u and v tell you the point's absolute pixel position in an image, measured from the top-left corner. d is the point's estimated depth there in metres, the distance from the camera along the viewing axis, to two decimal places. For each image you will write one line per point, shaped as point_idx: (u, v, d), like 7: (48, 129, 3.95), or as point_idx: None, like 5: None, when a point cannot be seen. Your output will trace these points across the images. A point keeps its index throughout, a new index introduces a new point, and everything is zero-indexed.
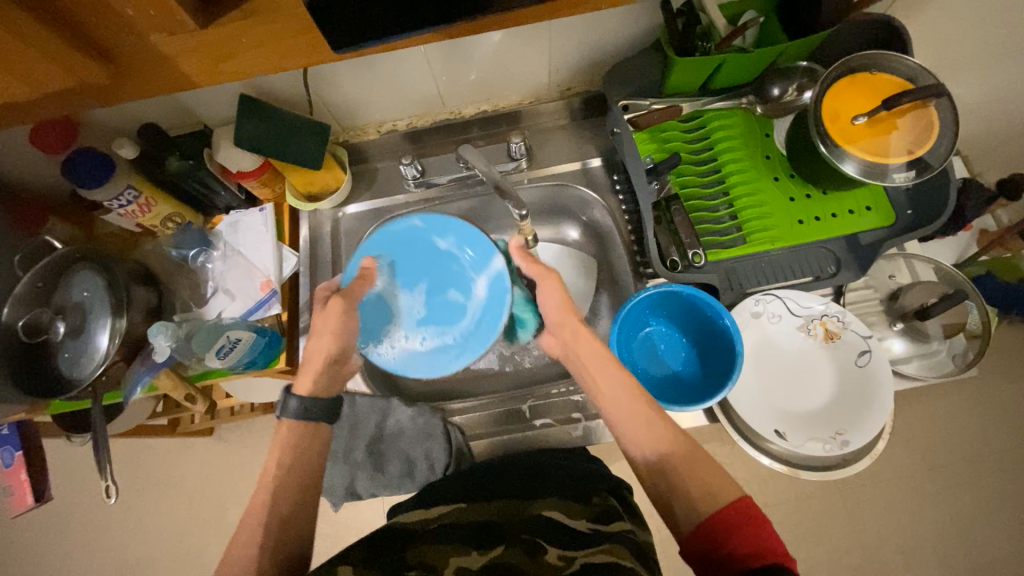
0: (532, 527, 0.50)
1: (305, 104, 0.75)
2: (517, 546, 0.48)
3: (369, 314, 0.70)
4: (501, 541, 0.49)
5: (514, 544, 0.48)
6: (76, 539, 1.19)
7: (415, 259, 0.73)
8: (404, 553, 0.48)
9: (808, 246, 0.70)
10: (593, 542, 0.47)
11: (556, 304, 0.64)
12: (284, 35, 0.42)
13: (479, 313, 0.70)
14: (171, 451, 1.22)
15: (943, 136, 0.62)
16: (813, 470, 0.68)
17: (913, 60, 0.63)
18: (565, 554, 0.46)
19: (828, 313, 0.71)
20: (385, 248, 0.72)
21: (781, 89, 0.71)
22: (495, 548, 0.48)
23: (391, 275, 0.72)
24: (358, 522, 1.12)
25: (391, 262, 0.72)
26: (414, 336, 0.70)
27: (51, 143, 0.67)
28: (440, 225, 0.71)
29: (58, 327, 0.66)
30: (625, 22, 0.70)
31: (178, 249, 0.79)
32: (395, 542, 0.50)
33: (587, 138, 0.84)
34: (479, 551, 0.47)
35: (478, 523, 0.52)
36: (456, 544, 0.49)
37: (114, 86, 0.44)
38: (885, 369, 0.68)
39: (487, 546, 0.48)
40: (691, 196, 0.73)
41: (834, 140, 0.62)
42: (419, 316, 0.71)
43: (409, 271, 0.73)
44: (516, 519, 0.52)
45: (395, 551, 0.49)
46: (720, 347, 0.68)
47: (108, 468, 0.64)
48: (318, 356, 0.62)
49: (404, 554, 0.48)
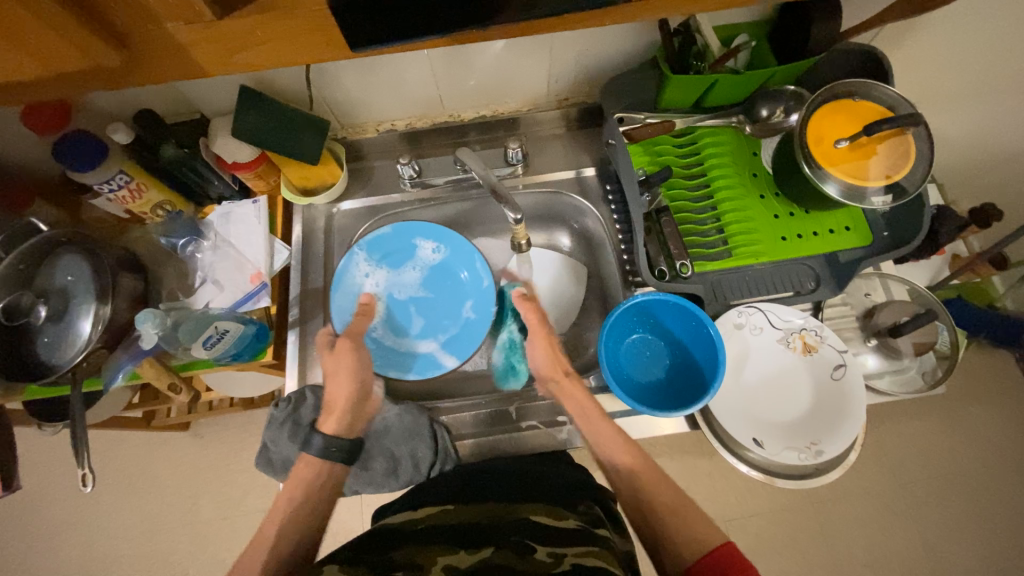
0: (520, 529, 0.51)
1: (305, 99, 0.76)
2: (506, 546, 0.48)
3: (389, 243, 0.80)
4: (489, 541, 0.49)
5: (503, 545, 0.48)
6: (39, 534, 1.15)
7: (442, 280, 0.81)
8: (393, 553, 0.48)
9: (790, 263, 0.73)
10: (581, 544, 0.48)
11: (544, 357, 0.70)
12: (300, 33, 0.43)
13: (382, 352, 0.77)
14: (145, 445, 1.20)
15: (918, 162, 0.65)
16: (788, 478, 0.70)
17: (894, 90, 0.66)
18: (553, 551, 0.47)
19: (807, 327, 0.73)
20: (462, 251, 0.80)
21: (769, 110, 0.73)
22: (483, 549, 0.47)
23: (433, 260, 0.81)
24: (335, 523, 1.11)
25: (444, 257, 0.81)
26: (378, 292, 0.79)
27: (44, 124, 0.66)
28: (483, 300, 0.79)
29: (40, 311, 0.64)
30: (624, 38, 0.72)
31: (168, 238, 0.77)
32: (385, 543, 0.51)
33: (582, 147, 0.86)
34: (468, 550, 0.48)
35: (468, 525, 0.52)
36: (445, 544, 0.49)
37: (125, 71, 0.44)
38: (859, 383, 0.70)
39: (475, 547, 0.48)
40: (680, 209, 0.75)
41: (817, 162, 0.65)
42: (394, 292, 0.80)
43: (435, 282, 0.81)
44: (503, 521, 0.53)
45: (383, 550, 0.49)
46: (702, 355, 0.70)
47: (86, 456, 0.62)
48: (340, 398, 0.65)
49: (392, 554, 0.48)
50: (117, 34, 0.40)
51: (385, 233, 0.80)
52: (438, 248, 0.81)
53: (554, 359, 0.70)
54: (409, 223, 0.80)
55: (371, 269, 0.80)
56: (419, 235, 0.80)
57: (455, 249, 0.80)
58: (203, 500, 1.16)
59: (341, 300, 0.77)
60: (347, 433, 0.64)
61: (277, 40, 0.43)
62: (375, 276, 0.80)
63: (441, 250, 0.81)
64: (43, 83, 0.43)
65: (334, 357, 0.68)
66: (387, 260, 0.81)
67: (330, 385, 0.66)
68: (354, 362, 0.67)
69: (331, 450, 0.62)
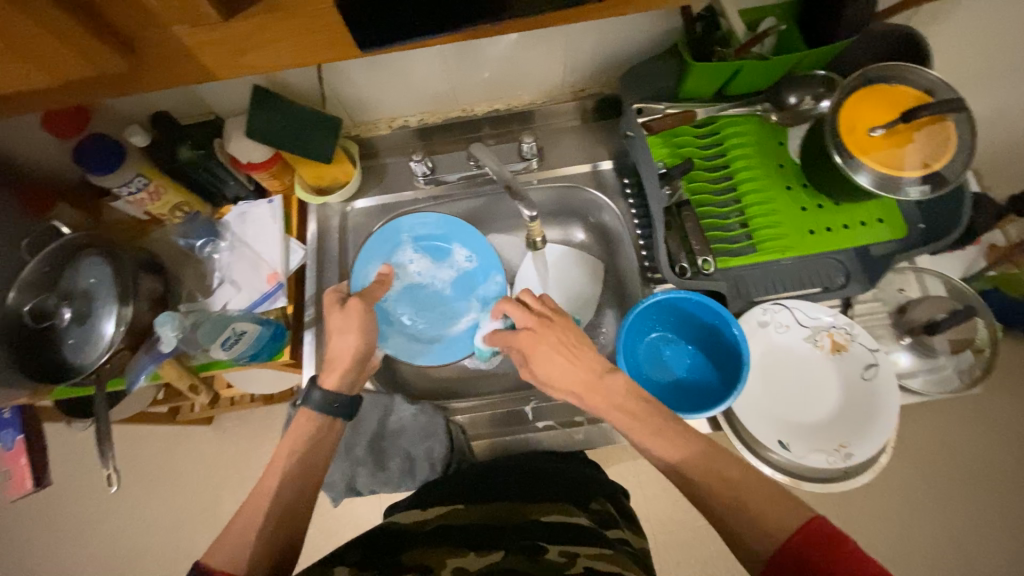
0: (532, 532, 0.50)
1: (317, 98, 0.75)
2: (516, 550, 0.47)
3: (430, 227, 0.82)
4: (499, 545, 0.48)
5: (513, 549, 0.47)
6: (75, 523, 1.19)
7: (470, 289, 0.82)
8: (400, 555, 0.48)
9: (816, 257, 0.70)
10: (593, 545, 0.48)
11: (566, 372, 0.58)
12: (304, 31, 0.42)
13: (385, 321, 0.78)
14: (172, 439, 1.22)
15: (959, 151, 0.61)
16: (816, 482, 0.67)
17: (932, 72, 0.62)
18: (566, 551, 0.46)
19: (836, 325, 0.70)
20: (482, 253, 0.82)
21: (797, 97, 0.69)
22: (494, 552, 0.47)
23: (458, 260, 0.82)
24: (354, 516, 1.12)
25: (467, 257, 0.82)
26: (411, 272, 0.82)
27: (63, 130, 0.67)
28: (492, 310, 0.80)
29: (64, 312, 0.65)
30: (641, 27, 0.69)
31: (186, 239, 0.78)
32: (391, 543, 0.50)
33: (599, 140, 0.83)
34: (478, 552, 0.47)
35: (477, 526, 0.52)
36: (453, 546, 0.49)
37: (131, 77, 0.44)
38: (891, 383, 0.68)
39: (485, 550, 0.48)
40: (701, 203, 0.72)
41: (849, 151, 0.62)
42: (419, 280, 0.82)
43: (461, 287, 0.82)
44: (514, 524, 0.52)
45: (390, 552, 0.49)
46: (727, 355, 0.68)
47: (110, 457, 0.64)
48: (345, 355, 0.64)
49: (401, 555, 0.48)
50: (122, 39, 0.40)
51: (432, 220, 0.81)
52: (471, 257, 0.82)
53: (579, 367, 0.57)
54: (458, 222, 0.81)
55: (416, 254, 0.82)
56: (459, 240, 0.82)
57: (486, 261, 0.82)
58: (225, 494, 1.18)
59: (373, 264, 0.80)
60: (347, 390, 0.64)
61: (281, 40, 0.42)
62: (418, 262, 0.82)
63: (474, 259, 0.82)
64: (56, 91, 0.44)
65: (344, 315, 0.65)
66: (431, 247, 0.83)
67: (334, 341, 0.65)
68: (363, 321, 0.65)
69: (332, 405, 0.62)
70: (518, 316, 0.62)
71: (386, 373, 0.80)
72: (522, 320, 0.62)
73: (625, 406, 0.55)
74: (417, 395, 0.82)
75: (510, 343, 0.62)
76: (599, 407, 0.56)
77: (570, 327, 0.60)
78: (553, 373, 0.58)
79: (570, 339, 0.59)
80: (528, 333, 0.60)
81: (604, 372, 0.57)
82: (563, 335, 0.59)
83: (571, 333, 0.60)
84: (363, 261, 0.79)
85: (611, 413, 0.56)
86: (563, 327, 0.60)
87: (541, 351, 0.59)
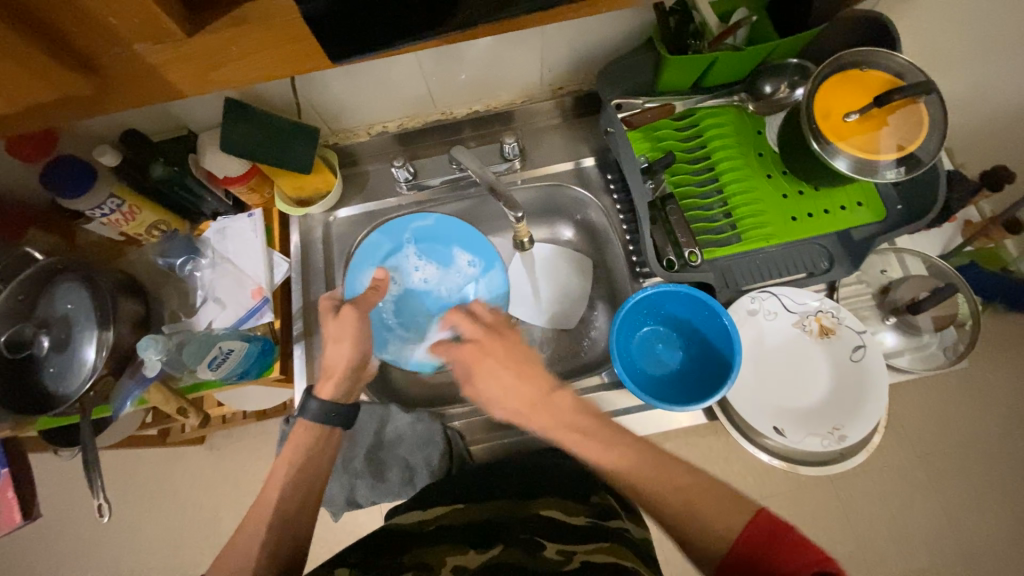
0: (531, 527, 0.51)
1: (293, 108, 0.74)
2: (515, 545, 0.48)
3: (438, 231, 0.81)
4: (498, 539, 0.49)
5: (512, 544, 0.48)
6: (68, 554, 1.17)
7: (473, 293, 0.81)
8: (400, 557, 0.48)
9: (800, 244, 0.71)
10: (592, 541, 0.48)
11: (513, 390, 0.59)
12: (274, 42, 0.41)
13: (382, 327, 0.78)
14: (163, 461, 1.20)
15: (932, 132, 0.62)
16: (812, 466, 0.68)
17: (901, 57, 0.63)
18: (563, 548, 0.46)
19: (823, 309, 0.71)
20: (484, 257, 0.81)
21: (772, 86, 0.72)
22: (493, 548, 0.48)
23: (461, 265, 0.82)
24: (353, 528, 1.11)
25: (471, 261, 0.81)
26: (417, 278, 0.82)
27: (29, 153, 0.64)
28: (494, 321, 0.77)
29: (42, 341, 0.63)
30: (615, 23, 0.69)
31: (165, 257, 0.77)
32: (390, 544, 0.50)
33: (581, 137, 0.83)
34: (477, 550, 0.48)
35: (478, 524, 0.52)
36: (454, 544, 0.49)
37: (98, 98, 0.43)
38: (880, 364, 0.69)
39: (484, 546, 0.48)
40: (685, 194, 0.73)
41: (826, 138, 0.63)
42: (425, 286, 0.82)
43: (466, 293, 0.81)
44: (513, 519, 0.53)
45: (390, 553, 0.48)
46: (721, 348, 0.68)
47: (100, 486, 0.62)
48: (340, 363, 0.63)
49: (402, 557, 0.48)
50: (83, 60, 0.39)
51: (430, 224, 0.81)
52: (475, 263, 0.81)
53: (520, 390, 0.59)
54: (458, 225, 0.80)
55: (421, 262, 0.82)
56: (460, 245, 0.81)
57: (487, 264, 0.80)
58: (221, 514, 1.17)
59: (367, 271, 0.79)
60: (345, 398, 0.63)
61: (254, 52, 0.41)
62: (423, 269, 0.82)
63: (477, 265, 0.81)
64: (17, 117, 0.42)
65: (338, 322, 0.64)
66: (437, 254, 0.82)
67: (328, 350, 0.64)
68: (358, 329, 0.64)
69: (329, 415, 0.61)
70: (465, 327, 0.63)
71: (380, 382, 0.79)
72: (469, 332, 0.63)
73: (576, 424, 0.57)
74: (412, 403, 0.81)
75: (450, 354, 0.62)
76: (542, 424, 0.57)
77: (515, 345, 0.62)
78: (494, 390, 0.59)
79: (513, 354, 0.61)
80: (474, 346, 0.61)
81: (549, 390, 0.58)
82: (515, 358, 0.60)
83: (520, 350, 0.61)
84: (358, 268, 0.78)
85: (554, 432, 0.57)
86: (507, 343, 0.62)
87: (484, 365, 0.60)
